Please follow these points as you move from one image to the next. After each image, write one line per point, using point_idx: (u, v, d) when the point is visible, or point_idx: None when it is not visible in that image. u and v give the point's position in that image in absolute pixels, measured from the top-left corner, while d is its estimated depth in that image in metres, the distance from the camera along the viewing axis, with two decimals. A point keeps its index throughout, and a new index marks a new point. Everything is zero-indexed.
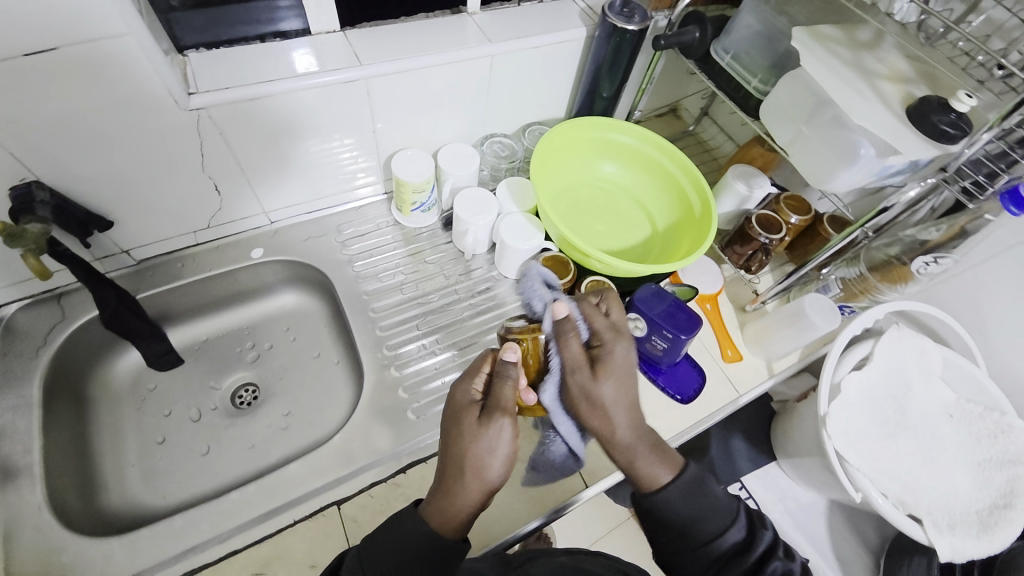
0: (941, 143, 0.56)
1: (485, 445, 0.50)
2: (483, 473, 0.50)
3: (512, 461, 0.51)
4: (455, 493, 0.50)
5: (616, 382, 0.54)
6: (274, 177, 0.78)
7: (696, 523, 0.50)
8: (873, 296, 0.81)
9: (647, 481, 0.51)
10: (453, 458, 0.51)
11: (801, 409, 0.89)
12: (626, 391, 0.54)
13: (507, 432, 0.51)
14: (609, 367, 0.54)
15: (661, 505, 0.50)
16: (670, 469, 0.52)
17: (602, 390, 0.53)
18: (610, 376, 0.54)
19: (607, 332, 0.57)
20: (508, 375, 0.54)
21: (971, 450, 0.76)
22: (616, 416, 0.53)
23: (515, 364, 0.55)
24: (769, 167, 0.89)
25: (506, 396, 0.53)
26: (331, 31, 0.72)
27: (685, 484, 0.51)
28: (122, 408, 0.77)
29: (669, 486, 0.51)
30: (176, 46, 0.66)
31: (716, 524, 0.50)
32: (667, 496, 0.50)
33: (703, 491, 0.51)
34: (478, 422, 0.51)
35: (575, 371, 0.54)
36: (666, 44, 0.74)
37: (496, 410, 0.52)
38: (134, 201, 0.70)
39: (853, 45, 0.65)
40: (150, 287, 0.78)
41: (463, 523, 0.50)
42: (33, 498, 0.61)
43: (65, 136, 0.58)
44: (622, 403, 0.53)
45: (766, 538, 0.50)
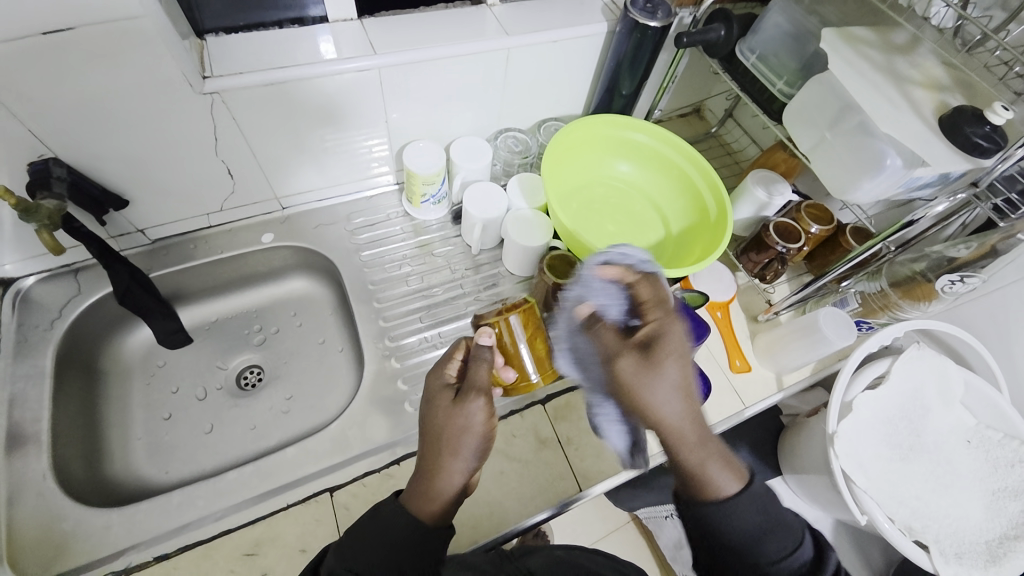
0: (974, 155, 0.53)
1: (461, 423, 0.51)
2: (461, 451, 0.51)
3: (488, 437, 0.52)
4: (437, 473, 0.51)
5: (672, 368, 0.50)
6: (288, 163, 0.79)
7: (763, 540, 0.50)
8: (894, 312, 0.77)
9: (713, 484, 0.51)
10: (431, 439, 0.52)
11: (811, 425, 0.86)
12: (682, 376, 0.50)
13: (482, 410, 0.52)
14: (662, 352, 0.51)
15: (729, 514, 0.50)
16: (735, 477, 0.51)
17: (658, 381, 0.50)
18: (664, 365, 0.50)
19: (648, 310, 0.54)
20: (482, 357, 0.55)
21: (985, 477, 0.72)
22: (674, 407, 0.50)
23: (491, 347, 0.56)
24: (792, 174, 0.86)
25: (480, 376, 0.54)
26: (348, 20, 0.72)
27: (753, 495, 0.51)
28: (131, 383, 0.79)
29: (736, 496, 0.50)
30: (195, 29, 0.67)
31: (784, 543, 0.50)
32: (733, 506, 0.50)
33: (773, 509, 0.51)
34: (454, 402, 0.53)
35: (622, 362, 0.51)
36: (689, 42, 0.72)
37: (470, 391, 0.53)
38: (149, 181, 0.71)
39: (887, 49, 0.62)
40: (163, 266, 0.79)
41: (445, 500, 0.51)
42: (40, 465, 0.63)
43: (82, 115, 0.60)
44: (679, 392, 0.50)
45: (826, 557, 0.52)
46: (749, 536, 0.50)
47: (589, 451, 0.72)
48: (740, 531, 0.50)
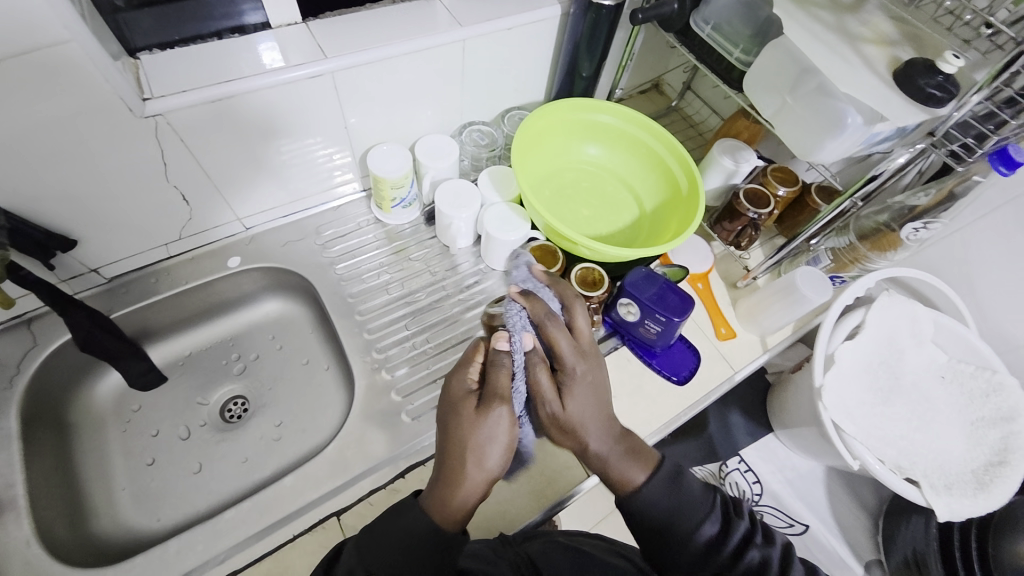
0: (928, 105, 0.55)
1: (486, 433, 0.51)
2: (483, 460, 0.50)
3: (511, 449, 0.52)
4: (459, 483, 0.50)
5: (587, 399, 0.55)
6: (247, 181, 0.75)
7: (673, 520, 0.51)
8: (864, 264, 0.80)
9: (625, 482, 0.53)
10: (453, 447, 0.51)
11: (796, 380, 0.89)
12: (596, 405, 0.55)
13: (506, 419, 0.51)
14: (576, 389, 0.55)
15: (647, 503, 0.52)
16: (646, 467, 0.54)
17: (570, 414, 0.55)
18: (576, 402, 0.55)
19: (572, 355, 0.56)
20: (502, 363, 0.54)
21: (962, 409, 0.77)
22: (584, 431, 0.54)
23: (508, 352, 0.55)
24: (756, 140, 0.88)
25: (501, 384, 0.53)
26: (292, 24, 0.69)
27: (660, 479, 0.53)
28: (106, 431, 0.75)
29: (646, 485, 0.52)
30: (126, 49, 0.62)
31: (691, 519, 0.51)
32: (647, 494, 0.52)
33: (679, 485, 0.53)
34: (478, 410, 0.52)
35: (544, 403, 0.55)
36: (644, 17, 0.70)
37: (493, 398, 0.52)
38: (97, 217, 0.66)
39: (836, 8, 0.63)
40: (124, 306, 0.74)
41: (465, 514, 0.50)
42: (21, 533, 0.59)
43: (10, 155, 0.54)
44: (591, 420, 0.54)
45: (738, 529, 0.51)
46: (656, 521, 0.52)
47: None
48: (648, 520, 0.52)
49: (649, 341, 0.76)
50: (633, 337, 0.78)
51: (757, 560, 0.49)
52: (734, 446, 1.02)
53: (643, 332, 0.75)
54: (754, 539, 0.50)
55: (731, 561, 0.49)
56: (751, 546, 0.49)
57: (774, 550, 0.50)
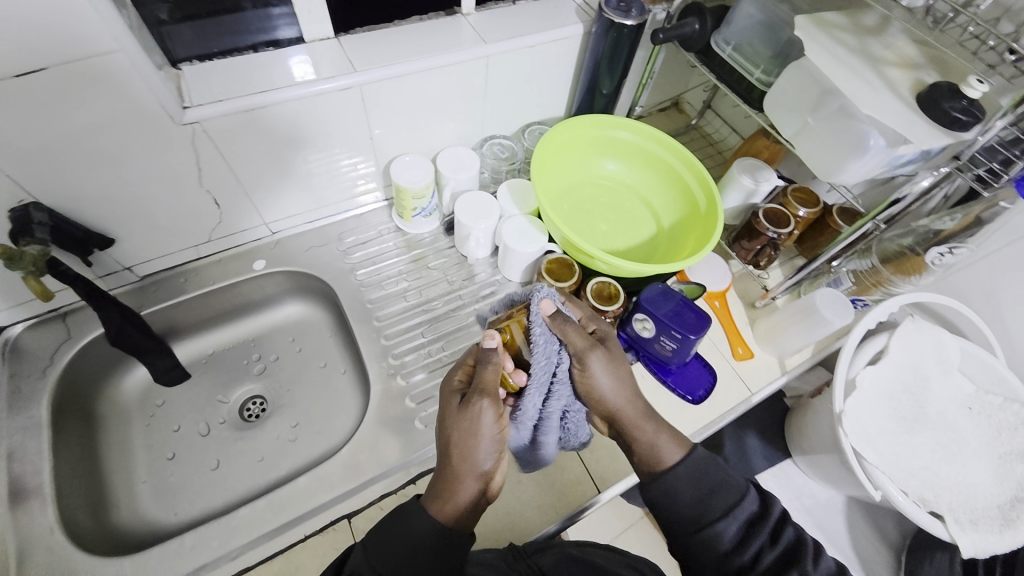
0: (953, 130, 0.54)
1: (468, 427, 0.52)
2: (467, 454, 0.51)
3: (496, 441, 0.52)
4: (451, 479, 0.51)
5: (622, 362, 0.59)
6: (275, 187, 0.78)
7: (709, 499, 0.52)
8: (887, 288, 0.78)
9: (667, 457, 0.55)
10: (442, 444, 0.53)
11: (815, 405, 0.87)
12: (629, 371, 0.59)
13: (486, 412, 0.52)
14: (614, 349, 0.60)
15: (674, 486, 0.53)
16: (681, 443, 0.56)
17: (614, 369, 0.57)
18: (618, 358, 0.59)
19: (597, 321, 0.63)
20: (490, 359, 0.55)
21: (990, 442, 0.74)
22: (627, 389, 0.57)
23: (496, 349, 0.55)
24: (776, 160, 0.88)
25: (489, 379, 0.53)
26: (324, 39, 0.72)
27: (694, 459, 0.54)
28: (130, 424, 0.77)
29: (682, 462, 0.54)
30: (169, 60, 0.66)
31: (729, 497, 0.52)
32: (678, 476, 0.53)
33: (714, 465, 0.54)
34: (459, 407, 0.53)
35: (591, 355, 0.56)
36: (665, 37, 0.72)
37: (473, 394, 0.53)
38: (134, 218, 0.70)
39: (859, 31, 0.63)
40: (153, 303, 0.77)
41: (463, 510, 0.51)
42: (45, 519, 0.61)
43: (59, 156, 0.58)
44: (629, 379, 0.58)
45: (776, 508, 0.52)
46: (691, 501, 0.52)
47: (603, 451, 0.72)
48: (684, 499, 0.52)
49: (663, 358, 0.76)
50: (648, 353, 0.78)
51: (794, 538, 0.50)
52: (751, 471, 1.00)
53: (658, 348, 0.75)
54: (788, 518, 0.52)
55: (770, 543, 0.50)
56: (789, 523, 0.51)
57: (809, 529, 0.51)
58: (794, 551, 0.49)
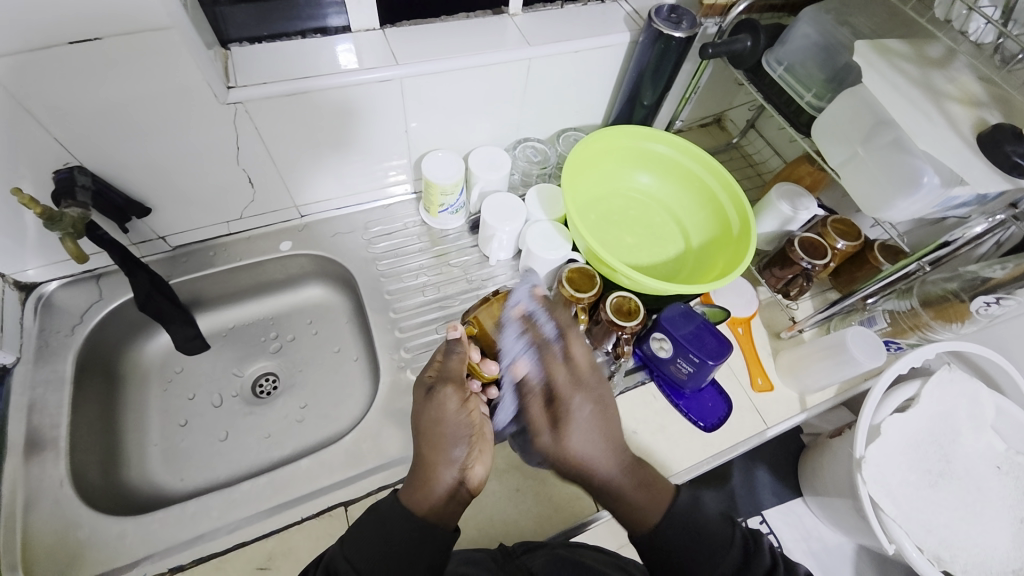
0: (1013, 175, 0.50)
1: (434, 413, 0.55)
2: (437, 439, 0.54)
3: (463, 423, 0.55)
4: (424, 468, 0.53)
5: (583, 435, 0.55)
6: (308, 172, 0.79)
7: (692, 543, 0.50)
8: (925, 333, 0.74)
9: (638, 520, 0.53)
10: (415, 438, 0.55)
11: (834, 446, 0.83)
12: (596, 437, 0.55)
13: (451, 396, 0.55)
14: (572, 422, 0.55)
15: (656, 536, 0.51)
16: (660, 505, 0.53)
17: (568, 446, 0.55)
18: (575, 433, 0.54)
19: (566, 388, 0.57)
20: (453, 351, 0.59)
21: (1015, 505, 0.70)
22: (589, 462, 0.54)
23: (459, 340, 0.60)
24: (818, 187, 0.85)
25: (454, 368, 0.58)
26: (370, 30, 0.72)
27: (676, 509, 0.53)
28: (148, 387, 0.80)
29: (662, 522, 0.52)
30: (220, 40, 0.67)
31: (711, 542, 0.50)
32: (662, 527, 0.52)
33: (696, 510, 0.53)
34: (427, 395, 0.57)
35: (539, 432, 0.57)
36: (714, 53, 0.69)
37: (440, 382, 0.57)
38: (170, 190, 0.71)
39: (922, 62, 0.60)
40: (182, 273, 0.80)
41: (439, 501, 0.52)
42: (57, 472, 0.63)
43: (105, 124, 0.60)
44: (590, 454, 0.54)
45: (765, 557, 0.49)
46: (674, 545, 0.51)
47: None
48: (671, 541, 0.51)
49: (678, 381, 0.74)
50: (663, 374, 0.76)
51: None
52: (758, 505, 0.96)
53: (673, 370, 0.73)
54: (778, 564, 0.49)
55: None
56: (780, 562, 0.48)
57: None
58: None
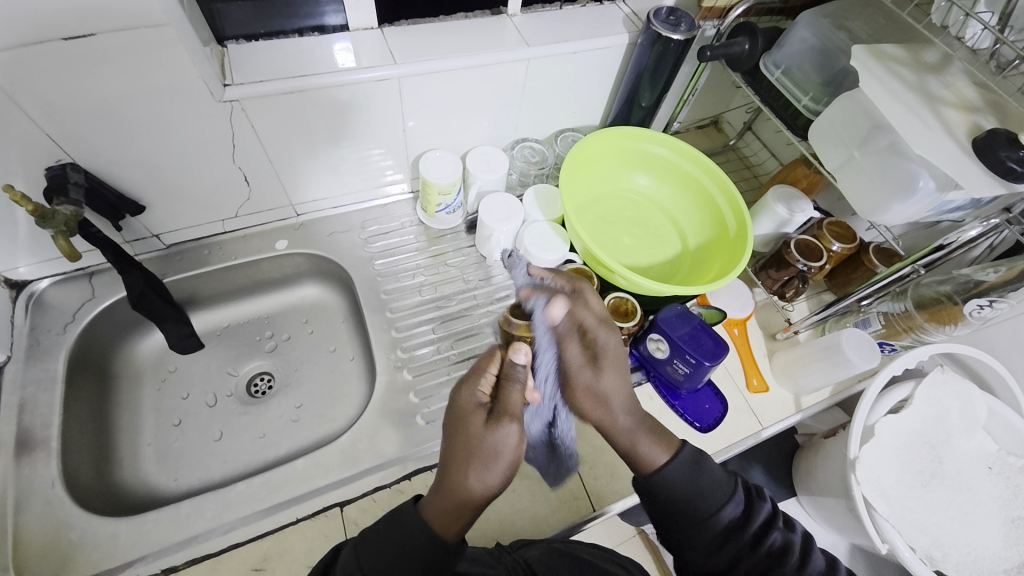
0: (1008, 180, 0.51)
1: (491, 450, 0.49)
2: (483, 474, 0.48)
3: (514, 468, 0.50)
4: (457, 494, 0.49)
5: (615, 374, 0.58)
6: (305, 171, 0.78)
7: (696, 499, 0.52)
8: (919, 334, 0.75)
9: (646, 463, 0.54)
10: (458, 457, 0.49)
11: (829, 446, 0.84)
12: (624, 377, 0.58)
13: (514, 438, 0.49)
14: (608, 360, 0.58)
15: (663, 483, 0.52)
16: (668, 449, 0.54)
17: (603, 380, 0.57)
18: (610, 368, 0.57)
19: (599, 327, 0.59)
20: (517, 378, 0.53)
21: (1005, 505, 0.71)
22: (618, 401, 0.57)
23: (524, 367, 0.54)
24: (814, 190, 0.85)
25: (515, 399, 0.51)
26: (369, 28, 0.72)
27: (682, 458, 0.53)
28: (142, 387, 0.79)
29: (668, 466, 0.53)
30: (216, 37, 0.67)
31: (715, 498, 0.52)
32: (666, 475, 0.52)
33: (701, 467, 0.53)
34: (486, 424, 0.50)
35: (579, 370, 0.57)
36: (712, 55, 0.69)
37: (503, 416, 0.50)
38: (165, 187, 0.71)
39: (918, 67, 0.60)
40: (177, 272, 0.79)
41: (463, 524, 0.50)
42: (48, 472, 0.62)
43: (98, 120, 0.59)
44: (620, 393, 0.57)
45: (760, 514, 0.52)
46: (681, 497, 0.52)
47: (604, 471, 0.71)
48: (674, 495, 0.52)
49: (675, 382, 0.74)
50: (661, 375, 0.75)
51: (779, 544, 0.50)
52: None
53: (670, 371, 0.73)
54: (772, 526, 0.51)
55: (753, 546, 0.51)
56: (773, 529, 0.51)
57: (795, 536, 0.51)
58: (776, 555, 0.50)
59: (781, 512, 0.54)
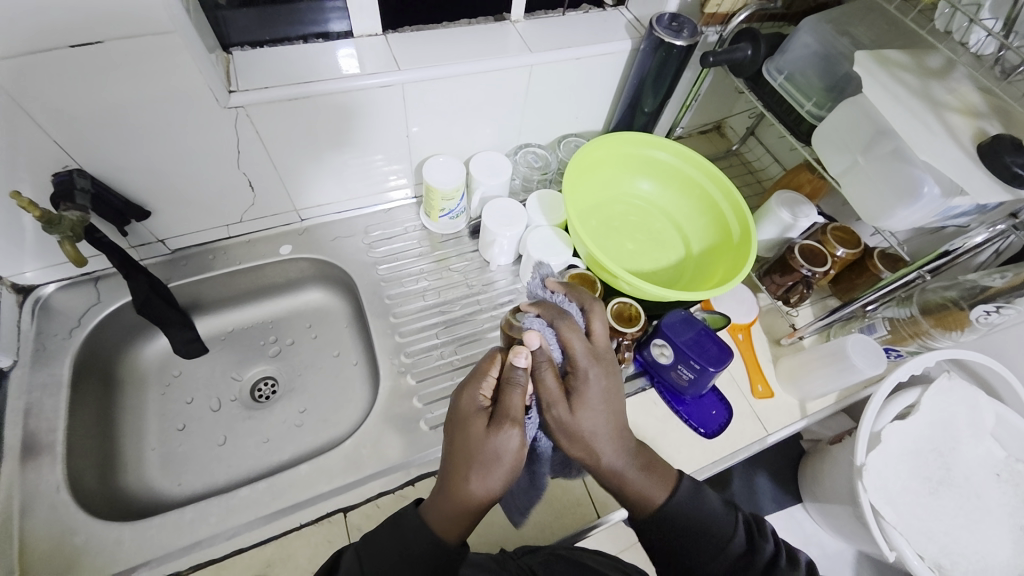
0: (1014, 186, 0.51)
1: (493, 453, 0.48)
2: (485, 478, 0.48)
3: (516, 471, 0.49)
4: (459, 498, 0.48)
5: (596, 411, 0.52)
6: (309, 176, 0.79)
7: (695, 541, 0.51)
8: (924, 340, 0.74)
9: (647, 501, 0.52)
10: (459, 460, 0.49)
11: (835, 452, 0.83)
12: (606, 418, 0.52)
13: (516, 441, 0.49)
14: (586, 400, 0.52)
15: (662, 521, 0.51)
16: (666, 488, 0.53)
17: (579, 422, 0.51)
18: (587, 409, 0.51)
19: (585, 357, 0.54)
20: (517, 382, 0.51)
21: (1015, 512, 0.70)
22: (596, 446, 0.51)
23: (525, 369, 0.52)
24: (817, 195, 0.85)
25: (516, 405, 0.50)
26: (373, 35, 0.72)
27: (678, 502, 0.52)
28: (146, 391, 0.79)
29: (667, 503, 0.52)
30: (222, 44, 0.67)
31: (717, 539, 0.51)
32: (664, 514, 0.51)
33: (699, 507, 0.52)
34: (487, 428, 0.50)
35: (553, 406, 0.52)
36: (715, 61, 0.70)
37: (504, 419, 0.49)
38: (171, 193, 0.71)
39: (922, 73, 0.60)
40: (182, 277, 0.79)
41: (466, 527, 0.49)
42: (53, 477, 0.63)
43: (105, 126, 0.60)
44: (601, 433, 0.51)
45: (764, 551, 0.52)
46: (680, 540, 0.51)
47: None
48: (674, 536, 0.51)
49: (679, 387, 0.74)
50: (665, 381, 0.75)
51: None
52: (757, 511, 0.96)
53: (674, 376, 0.73)
54: (778, 561, 0.51)
55: None
56: (779, 565, 0.50)
57: (801, 574, 0.50)
58: None
59: (784, 546, 0.53)
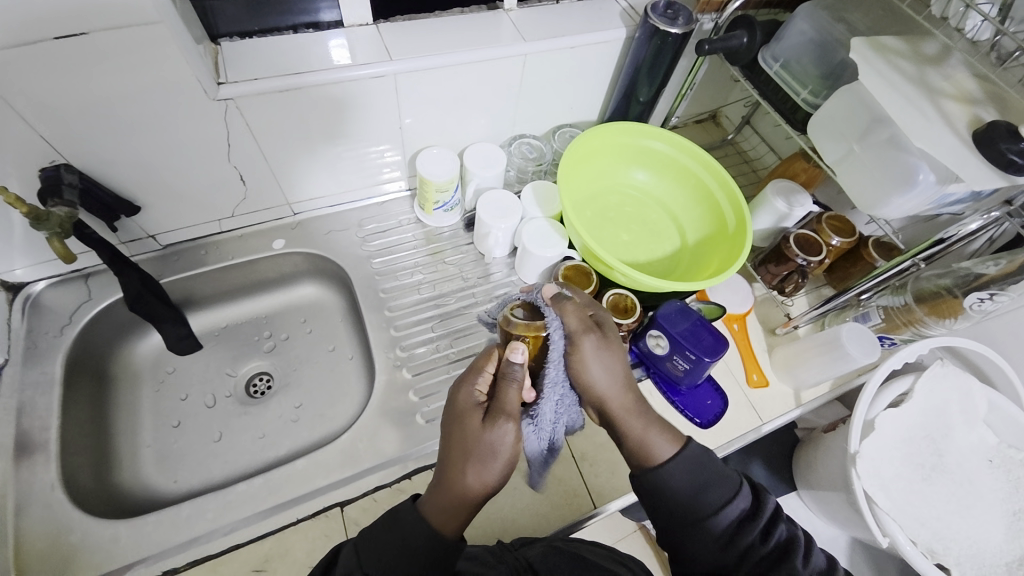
0: (1008, 173, 0.51)
1: (489, 447, 0.49)
2: (482, 472, 0.48)
3: (513, 465, 0.50)
4: (457, 492, 0.49)
5: (605, 364, 0.54)
6: (300, 170, 0.78)
7: (701, 494, 0.52)
8: (918, 328, 0.74)
9: (655, 453, 0.53)
10: (456, 455, 0.49)
11: (829, 440, 0.84)
12: (623, 359, 0.56)
13: (512, 435, 0.49)
14: (608, 339, 0.56)
15: (668, 476, 0.52)
16: (674, 441, 0.54)
17: (604, 359, 0.55)
18: (612, 347, 0.55)
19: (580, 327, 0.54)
20: (514, 376, 0.51)
21: (1006, 497, 0.71)
22: (615, 384, 0.55)
23: (522, 364, 0.51)
24: (812, 184, 0.85)
25: (512, 400, 0.50)
26: (364, 25, 0.71)
27: (686, 451, 0.53)
28: (140, 388, 0.79)
29: (675, 458, 0.52)
30: (210, 34, 0.66)
31: (722, 493, 0.52)
32: (672, 467, 0.52)
33: (705, 460, 0.53)
34: (483, 423, 0.50)
35: (580, 346, 0.54)
36: (711, 49, 0.69)
37: (500, 414, 0.50)
38: (160, 188, 0.70)
39: (918, 60, 0.60)
40: (173, 273, 0.78)
41: (463, 520, 0.50)
42: (48, 476, 0.62)
43: (90, 120, 0.58)
44: (610, 384, 0.54)
45: (766, 509, 0.53)
46: (685, 494, 0.52)
47: (604, 467, 0.71)
48: (679, 491, 0.52)
49: (675, 378, 0.74)
50: (660, 372, 0.75)
51: (785, 538, 0.50)
52: None
53: (670, 367, 0.73)
54: (778, 518, 0.52)
55: (760, 539, 0.51)
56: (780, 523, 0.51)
57: (799, 530, 0.52)
58: (783, 550, 0.50)
59: (784, 508, 0.54)
